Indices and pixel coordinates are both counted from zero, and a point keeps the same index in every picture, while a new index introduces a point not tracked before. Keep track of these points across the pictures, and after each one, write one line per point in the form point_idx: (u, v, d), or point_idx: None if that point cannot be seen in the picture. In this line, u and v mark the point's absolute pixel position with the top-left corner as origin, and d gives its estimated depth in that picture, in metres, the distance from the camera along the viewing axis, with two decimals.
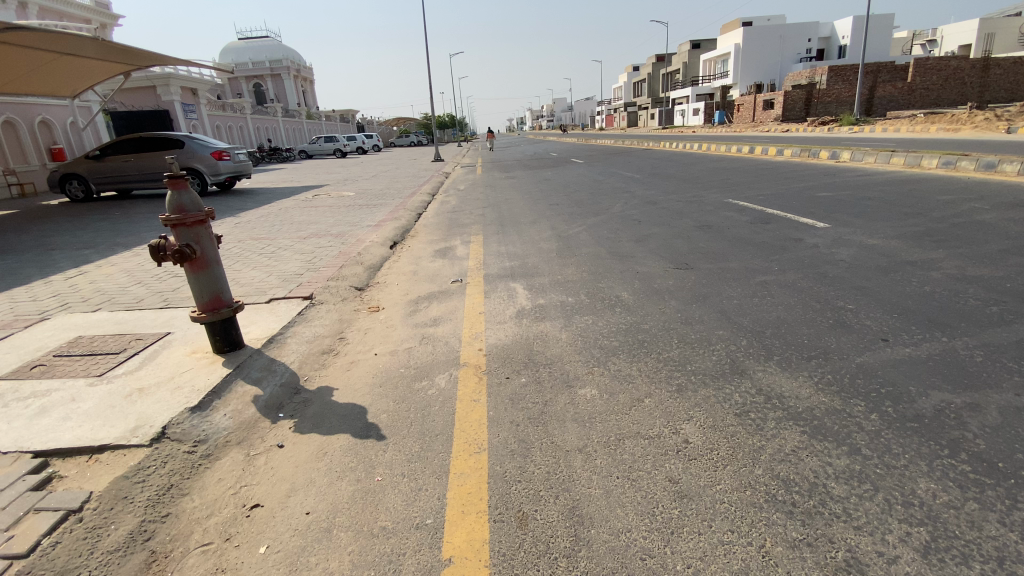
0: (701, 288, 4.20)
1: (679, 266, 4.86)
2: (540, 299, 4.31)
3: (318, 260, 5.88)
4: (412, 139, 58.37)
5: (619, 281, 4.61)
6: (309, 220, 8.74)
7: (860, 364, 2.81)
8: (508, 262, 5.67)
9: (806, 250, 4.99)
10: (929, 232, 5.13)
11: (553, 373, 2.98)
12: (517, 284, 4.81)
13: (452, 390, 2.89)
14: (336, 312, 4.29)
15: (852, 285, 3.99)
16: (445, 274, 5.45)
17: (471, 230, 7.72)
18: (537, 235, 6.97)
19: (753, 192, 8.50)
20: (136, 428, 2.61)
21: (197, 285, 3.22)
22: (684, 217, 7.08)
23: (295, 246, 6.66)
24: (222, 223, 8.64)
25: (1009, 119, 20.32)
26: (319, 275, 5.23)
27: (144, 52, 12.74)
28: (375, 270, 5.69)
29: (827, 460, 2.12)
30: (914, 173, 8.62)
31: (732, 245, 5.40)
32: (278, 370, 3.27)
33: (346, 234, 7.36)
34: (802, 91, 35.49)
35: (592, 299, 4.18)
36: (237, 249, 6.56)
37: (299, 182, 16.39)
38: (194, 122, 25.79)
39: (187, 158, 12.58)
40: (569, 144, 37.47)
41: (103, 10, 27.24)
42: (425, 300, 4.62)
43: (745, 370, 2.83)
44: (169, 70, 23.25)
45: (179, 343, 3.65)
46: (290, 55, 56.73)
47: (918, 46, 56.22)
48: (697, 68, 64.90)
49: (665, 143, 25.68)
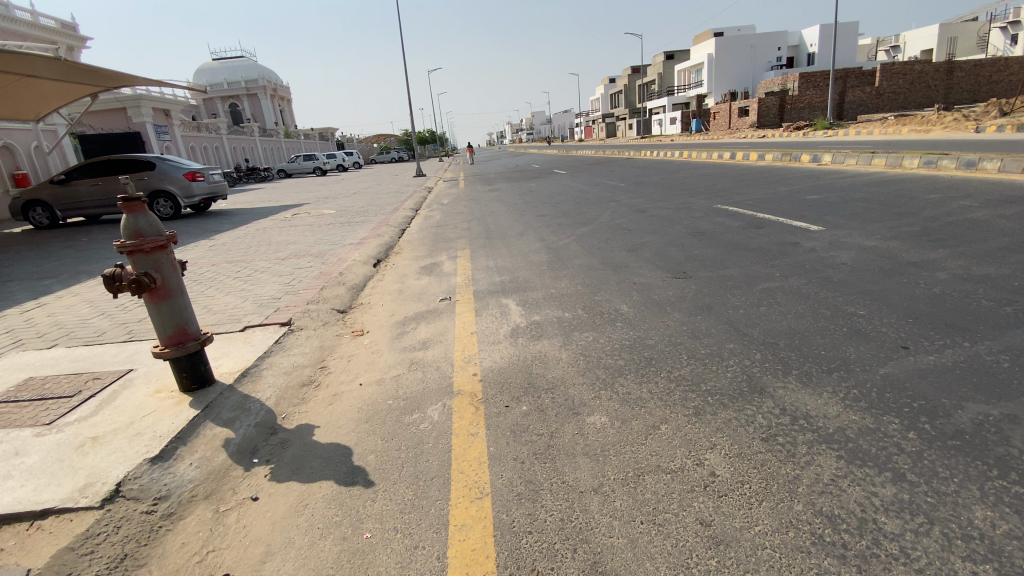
0: (703, 298, 4.00)
1: (677, 275, 4.67)
2: (535, 315, 4.07)
3: (297, 281, 5.58)
4: (392, 156, 58.15)
5: (616, 293, 4.39)
6: (288, 240, 8.41)
7: (885, 375, 2.63)
8: (499, 277, 5.42)
9: (804, 254, 4.84)
10: (926, 232, 5.03)
11: (556, 399, 2.72)
12: (509, 300, 4.58)
13: (447, 423, 2.62)
14: (316, 339, 3.99)
15: (859, 289, 3.83)
16: (432, 292, 5.19)
17: (456, 245, 7.46)
18: (526, 247, 6.75)
19: (741, 197, 8.41)
20: (86, 487, 2.30)
21: (159, 317, 2.90)
22: (674, 224, 6.92)
23: (273, 268, 6.33)
24: (196, 246, 8.26)
25: (978, 118, 20.86)
26: (297, 299, 4.92)
27: (112, 73, 12.40)
28: (358, 290, 5.40)
29: (871, 489, 1.89)
30: (897, 174, 8.63)
31: (727, 252, 5.24)
32: (252, 408, 2.96)
33: (326, 253, 7.06)
34: (774, 98, 36.27)
35: (590, 314, 3.96)
36: (210, 273, 6.22)
37: (278, 201, 16.00)
38: (168, 143, 25.22)
39: (158, 180, 12.16)
40: (551, 156, 37.66)
41: (70, 33, 26.67)
42: (412, 321, 4.34)
43: (764, 388, 2.62)
44: (139, 92, 22.78)
45: (142, 381, 3.32)
46: (266, 75, 56.42)
47: (881, 52, 58.20)
48: (672, 78, 65.98)
49: (646, 153, 25.89)
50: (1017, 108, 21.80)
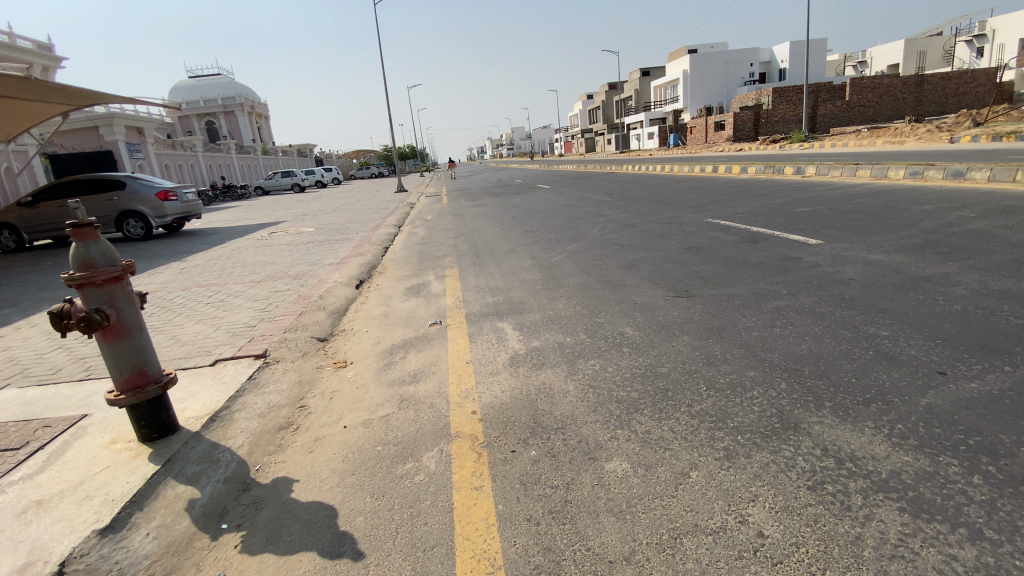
0: (711, 318, 3.76)
1: (679, 293, 4.44)
2: (534, 341, 3.78)
3: (275, 307, 5.21)
4: (373, 172, 57.78)
5: (618, 313, 4.13)
6: (266, 261, 8.00)
7: (929, 408, 2.42)
8: (491, 298, 5.13)
9: (808, 268, 4.66)
10: (930, 244, 4.92)
11: (567, 441, 2.43)
12: (504, 324, 4.29)
13: (446, 475, 2.30)
14: (294, 374, 3.62)
15: (875, 306, 3.64)
16: (421, 315, 4.87)
17: (443, 263, 7.16)
18: (516, 265, 6.49)
19: (732, 210, 8.30)
20: (22, 569, 1.92)
21: (113, 359, 2.53)
22: (668, 239, 6.74)
23: (249, 292, 5.93)
24: (166, 269, 7.79)
25: (952, 129, 21.52)
26: (274, 326, 4.55)
27: (83, 91, 11.94)
28: (340, 314, 5.05)
29: (948, 552, 1.65)
30: (885, 185, 8.65)
31: (728, 267, 5.04)
32: (221, 460, 2.59)
33: (306, 275, 6.69)
34: (750, 112, 37.07)
35: (593, 339, 3.68)
36: (180, 300, 5.80)
37: (255, 219, 15.49)
38: (141, 162, 24.49)
39: (129, 200, 11.65)
40: (532, 170, 37.72)
41: (45, 53, 25.97)
42: (400, 349, 4.00)
43: (799, 425, 2.37)
44: (112, 110, 22.15)
45: (96, 428, 2.93)
46: (244, 93, 55.85)
47: (850, 68, 60.35)
48: (649, 93, 67.10)
49: (628, 166, 26.07)
50: (986, 119, 22.54)
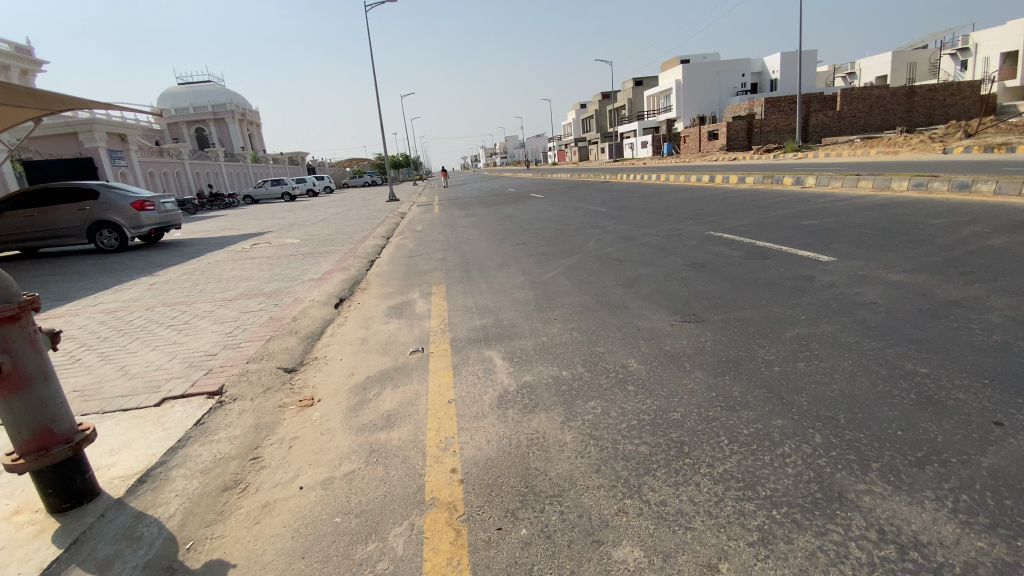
0: (725, 349, 3.35)
1: (686, 317, 4.03)
2: (525, 374, 3.36)
3: (242, 331, 4.76)
4: (365, 180, 57.35)
5: (619, 341, 3.71)
6: (242, 276, 7.53)
7: (995, 472, 2.01)
8: (479, 320, 4.69)
9: (824, 289, 4.28)
10: (950, 263, 4.57)
11: (564, 516, 2.01)
12: (492, 352, 3.86)
13: (415, 563, 1.87)
14: (251, 416, 3.16)
15: (905, 336, 3.24)
16: (401, 340, 4.43)
17: (430, 279, 6.71)
18: (507, 281, 6.08)
19: (733, 222, 7.94)
20: None
21: (10, 416, 2.08)
22: (668, 254, 6.36)
23: (217, 313, 5.47)
24: (134, 285, 7.30)
25: (944, 139, 21.46)
26: (237, 355, 4.10)
27: (55, 95, 11.44)
28: (313, 339, 4.60)
29: None
30: (888, 197, 8.34)
31: (737, 287, 4.65)
32: (144, 538, 2.14)
33: (281, 293, 6.24)
34: (742, 121, 37.11)
35: (592, 373, 3.25)
36: (141, 322, 5.34)
37: (239, 229, 14.99)
38: (124, 169, 23.89)
39: (103, 210, 11.14)
40: (524, 179, 37.40)
41: (25, 57, 25.58)
42: (375, 383, 3.55)
43: (844, 495, 1.97)
44: (93, 116, 21.61)
45: (1, 491, 2.47)
46: (234, 100, 55.31)
47: (839, 79, 60.89)
48: (642, 103, 67.25)
49: (622, 175, 25.80)
50: (977, 130, 22.50)
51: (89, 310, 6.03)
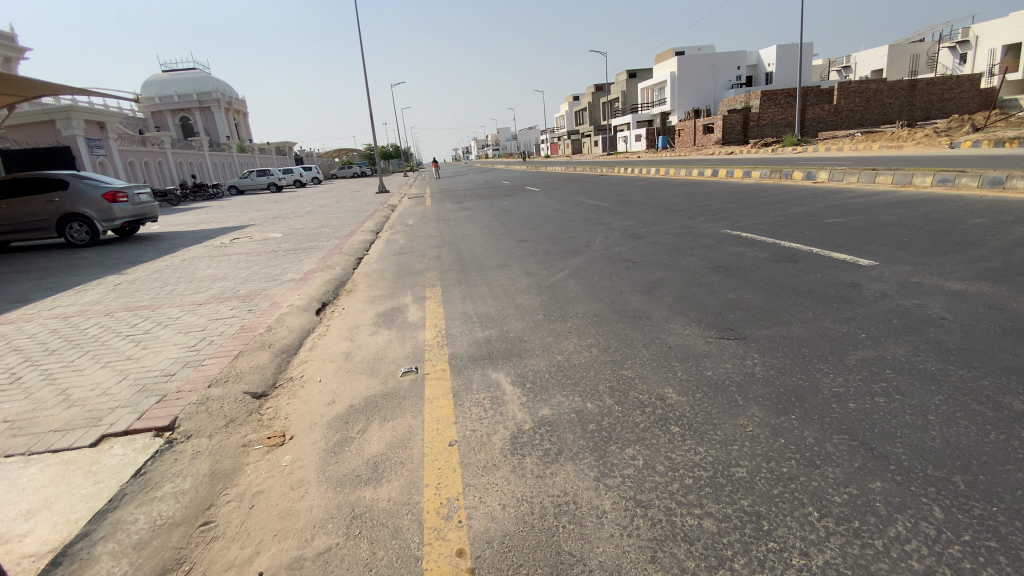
0: (782, 379, 2.80)
1: (723, 333, 3.48)
2: (541, 405, 2.80)
3: (210, 343, 4.15)
4: (354, 171, 56.32)
5: (649, 363, 3.15)
6: (217, 276, 6.84)
7: None
8: (481, 332, 4.12)
9: (877, 301, 3.76)
10: (1012, 269, 4.07)
11: None
12: (498, 374, 3.29)
13: None
14: (206, 461, 2.56)
15: (999, 362, 2.71)
16: (392, 356, 3.85)
17: (424, 280, 6.11)
18: (510, 284, 5.51)
19: (749, 219, 7.43)
20: None
21: None
22: (686, 254, 5.82)
23: (183, 320, 4.84)
24: (97, 285, 6.60)
25: (951, 134, 21.03)
26: (199, 375, 3.49)
27: (20, 80, 10.59)
28: (289, 353, 4.01)
29: None
30: (913, 193, 7.86)
31: (773, 295, 4.11)
32: None
33: (258, 296, 5.61)
34: (739, 115, 36.66)
35: (623, 407, 2.67)
36: (96, 329, 4.69)
37: (221, 222, 14.20)
38: (103, 159, 22.81)
39: (72, 202, 10.36)
40: (518, 171, 36.67)
41: (6, 43, 24.53)
42: (360, 415, 2.97)
43: None
44: (71, 103, 20.60)
45: None
46: (221, 88, 53.89)
47: (835, 73, 60.82)
48: (636, 95, 66.49)
49: (619, 168, 25.25)
50: (984, 125, 22.20)
51: (40, 314, 5.32)
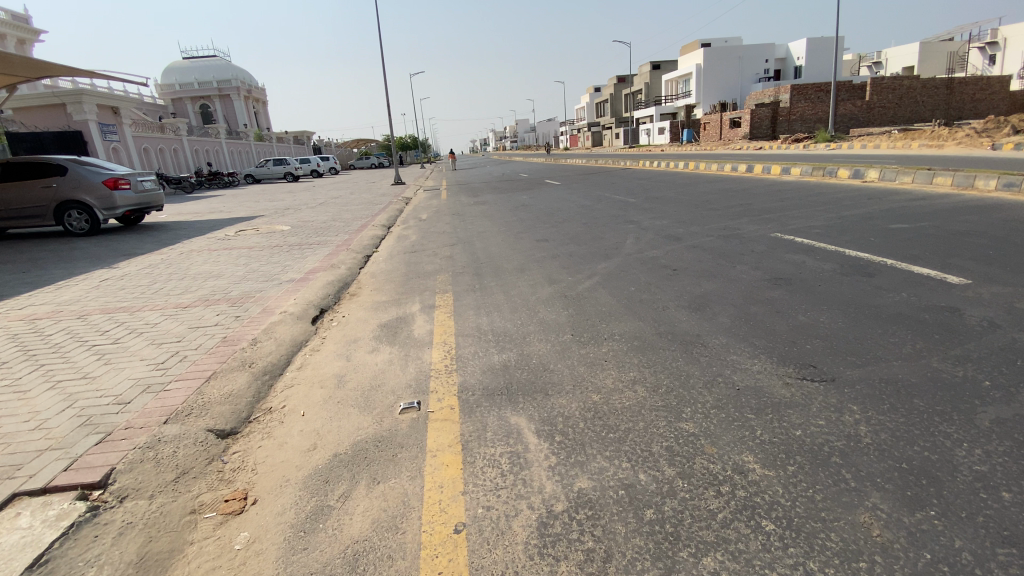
0: (901, 448, 2.10)
1: (804, 371, 2.77)
2: (577, 474, 2.12)
3: (183, 359, 3.55)
4: (372, 161, 55.95)
5: (716, 413, 2.45)
6: (211, 273, 6.29)
7: None
8: (499, 355, 3.45)
9: (993, 333, 3.00)
10: None
11: None
12: (520, 417, 2.62)
13: None
14: (136, 539, 1.95)
15: None
16: (391, 383, 3.20)
17: (435, 285, 5.47)
18: (531, 292, 4.84)
19: (799, 221, 6.65)
20: None
21: None
22: (734, 262, 5.08)
23: (160, 327, 4.27)
24: (82, 281, 6.11)
25: (993, 135, 19.60)
26: (157, 406, 2.88)
27: (19, 60, 10.17)
28: (271, 375, 3.39)
29: None
30: (978, 198, 7.01)
31: (854, 320, 3.38)
32: None
33: (248, 299, 5.01)
34: (767, 110, 35.31)
35: (691, 484, 1.99)
36: (61, 335, 4.15)
37: (230, 212, 13.73)
38: (116, 143, 22.54)
39: (71, 187, 9.92)
40: (536, 165, 35.83)
41: (21, 25, 24.39)
42: (344, 469, 2.34)
43: None
44: (81, 86, 20.30)
45: None
46: (240, 76, 53.82)
47: (867, 67, 58.56)
48: (659, 87, 64.87)
49: (643, 162, 24.34)
50: None
51: (10, 314, 4.82)
